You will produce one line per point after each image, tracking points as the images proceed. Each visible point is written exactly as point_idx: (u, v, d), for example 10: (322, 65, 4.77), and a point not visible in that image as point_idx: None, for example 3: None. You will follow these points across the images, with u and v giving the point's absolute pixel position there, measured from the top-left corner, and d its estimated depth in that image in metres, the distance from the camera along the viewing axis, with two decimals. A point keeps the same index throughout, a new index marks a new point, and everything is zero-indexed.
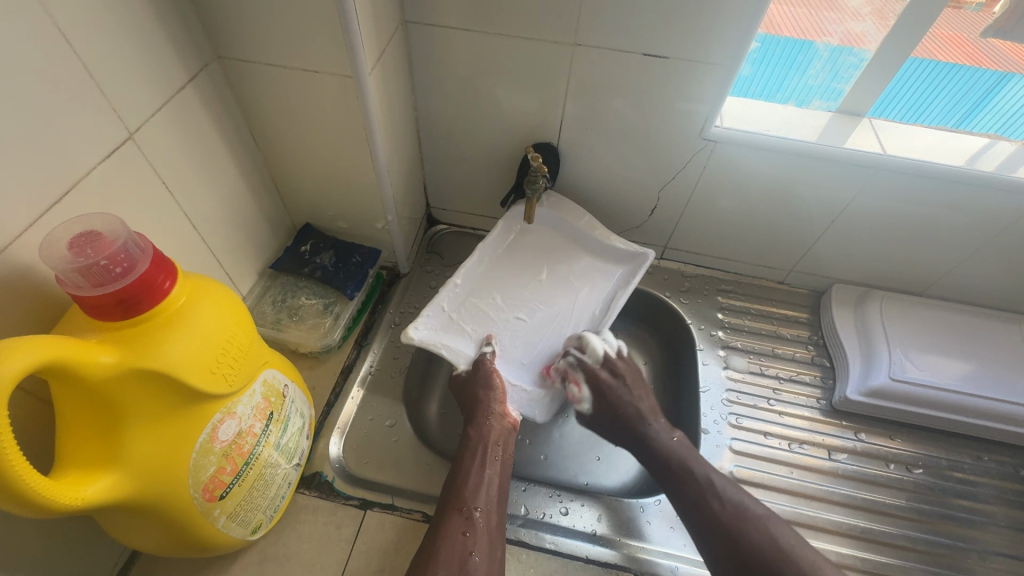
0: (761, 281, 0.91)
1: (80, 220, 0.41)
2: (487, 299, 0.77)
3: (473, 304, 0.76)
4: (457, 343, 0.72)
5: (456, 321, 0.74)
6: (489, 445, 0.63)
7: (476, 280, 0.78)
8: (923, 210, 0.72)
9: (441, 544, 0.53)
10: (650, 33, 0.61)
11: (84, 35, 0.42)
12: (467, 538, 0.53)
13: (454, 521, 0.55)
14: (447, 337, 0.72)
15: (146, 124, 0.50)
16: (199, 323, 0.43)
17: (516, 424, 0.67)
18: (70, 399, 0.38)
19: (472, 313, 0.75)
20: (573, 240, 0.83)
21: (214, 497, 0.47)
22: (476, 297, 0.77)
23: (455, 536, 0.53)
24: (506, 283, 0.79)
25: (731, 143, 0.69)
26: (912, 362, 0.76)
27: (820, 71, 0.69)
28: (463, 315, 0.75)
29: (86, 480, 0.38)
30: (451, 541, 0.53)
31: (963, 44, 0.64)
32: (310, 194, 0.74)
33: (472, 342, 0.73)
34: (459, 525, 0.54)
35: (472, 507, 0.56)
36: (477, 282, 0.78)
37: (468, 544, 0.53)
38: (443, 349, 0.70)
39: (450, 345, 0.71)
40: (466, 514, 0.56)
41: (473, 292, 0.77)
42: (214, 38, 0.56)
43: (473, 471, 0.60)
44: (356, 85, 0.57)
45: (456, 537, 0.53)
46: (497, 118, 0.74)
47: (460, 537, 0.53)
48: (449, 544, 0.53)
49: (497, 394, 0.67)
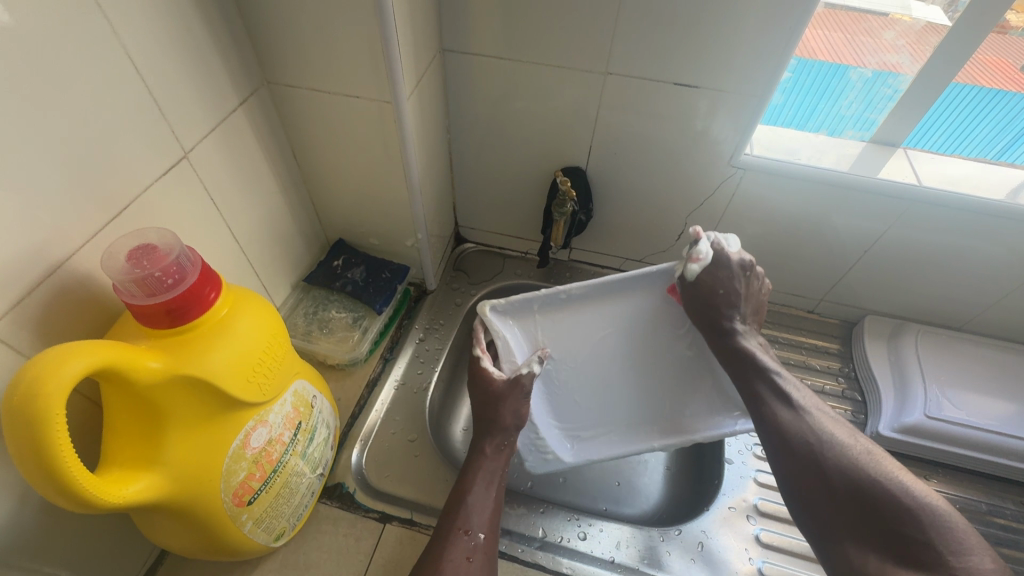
0: (791, 309, 0.89)
1: (136, 234, 0.43)
2: (583, 327, 0.67)
3: (564, 320, 0.66)
4: (514, 344, 0.65)
5: (535, 325, 0.66)
6: (497, 467, 0.61)
7: (586, 301, 0.66)
8: (962, 242, 0.70)
9: (444, 565, 0.51)
10: (680, 62, 0.62)
11: (149, 63, 0.46)
12: (469, 563, 0.52)
13: (459, 544, 0.53)
14: (512, 332, 0.65)
15: (199, 145, 0.54)
16: (239, 334, 0.45)
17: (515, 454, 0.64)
18: (119, 401, 0.40)
19: (555, 329, 0.66)
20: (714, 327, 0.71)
21: (243, 503, 0.49)
22: (571, 315, 0.66)
23: (459, 560, 0.52)
24: (590, 326, 0.67)
25: (760, 171, 0.69)
26: (950, 400, 0.74)
27: (854, 102, 0.69)
28: (548, 324, 0.66)
29: (128, 480, 0.40)
30: (454, 565, 0.52)
31: (1009, 70, 0.62)
32: (345, 211, 0.76)
33: (526, 353, 0.65)
34: (463, 547, 0.53)
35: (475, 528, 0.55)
36: (599, 291, 0.65)
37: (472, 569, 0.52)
38: (500, 343, 0.64)
39: (510, 344, 0.64)
40: (471, 537, 0.54)
41: (575, 311, 0.66)
42: (264, 65, 0.59)
43: (478, 493, 0.58)
44: (394, 110, 0.60)
45: (460, 561, 0.52)
46: (527, 143, 0.76)
47: (464, 561, 0.52)
48: (450, 568, 0.51)
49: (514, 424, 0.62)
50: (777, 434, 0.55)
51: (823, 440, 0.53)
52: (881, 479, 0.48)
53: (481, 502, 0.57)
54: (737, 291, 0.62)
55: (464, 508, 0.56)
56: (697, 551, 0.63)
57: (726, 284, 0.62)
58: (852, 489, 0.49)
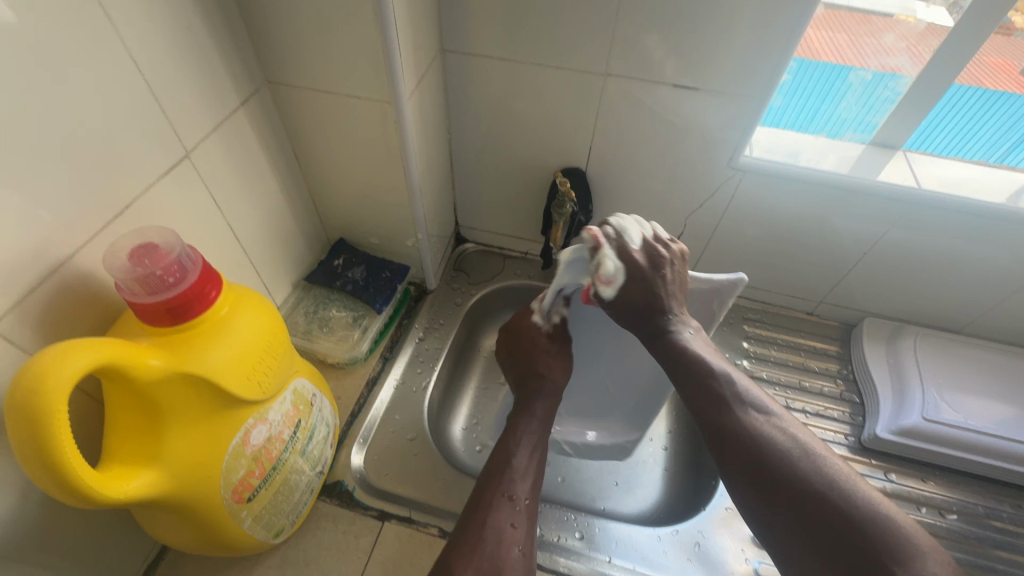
0: (790, 311, 0.89)
1: (138, 233, 0.44)
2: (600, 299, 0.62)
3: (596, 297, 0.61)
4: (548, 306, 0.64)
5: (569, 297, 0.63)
6: (537, 428, 0.60)
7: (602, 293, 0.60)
8: (961, 245, 0.70)
9: (488, 527, 0.49)
10: (678, 64, 0.62)
11: (151, 62, 0.47)
12: (515, 529, 0.50)
13: (502, 509, 0.51)
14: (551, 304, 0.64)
15: (200, 144, 0.54)
16: (238, 333, 0.45)
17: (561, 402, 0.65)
18: (119, 397, 0.41)
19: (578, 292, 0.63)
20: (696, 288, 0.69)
21: (243, 499, 0.49)
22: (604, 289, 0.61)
23: (503, 527, 0.50)
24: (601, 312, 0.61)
25: (759, 173, 0.70)
26: (947, 403, 0.74)
27: (853, 104, 0.70)
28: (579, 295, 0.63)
29: (128, 476, 0.40)
30: (499, 526, 0.49)
31: (1012, 71, 0.62)
32: (346, 210, 0.77)
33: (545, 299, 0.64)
34: (508, 512, 0.51)
35: (518, 493, 0.53)
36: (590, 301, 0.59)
37: (514, 537, 0.49)
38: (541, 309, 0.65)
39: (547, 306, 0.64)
40: (514, 502, 0.52)
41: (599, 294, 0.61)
42: (266, 65, 0.60)
43: (520, 451, 0.57)
44: (394, 110, 0.60)
45: (504, 528, 0.50)
46: (527, 143, 0.77)
47: (510, 525, 0.50)
48: (492, 536, 0.49)
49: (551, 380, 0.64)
50: (726, 455, 0.49)
51: (778, 456, 0.47)
52: (833, 493, 0.44)
53: (524, 466, 0.56)
54: (662, 292, 0.54)
55: (507, 472, 0.54)
56: (694, 551, 0.63)
57: (652, 289, 0.54)
58: (802, 508, 0.44)
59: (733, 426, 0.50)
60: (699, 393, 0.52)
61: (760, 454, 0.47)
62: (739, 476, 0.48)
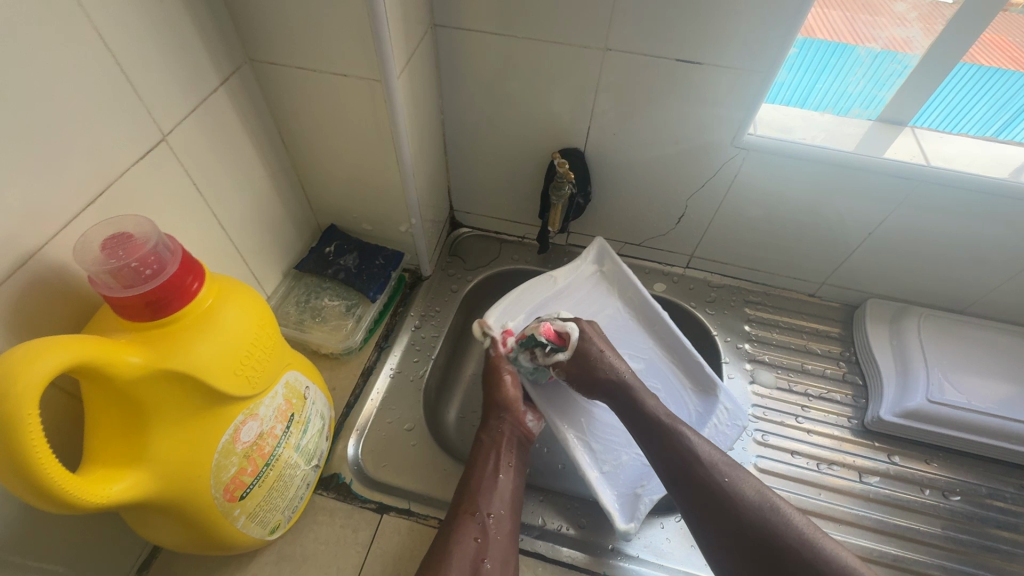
0: (792, 293, 0.88)
1: (112, 223, 0.41)
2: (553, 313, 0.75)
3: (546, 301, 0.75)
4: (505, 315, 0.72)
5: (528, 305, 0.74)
6: (507, 448, 0.63)
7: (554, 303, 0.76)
8: (969, 225, 0.68)
9: (452, 548, 0.53)
10: (682, 38, 0.59)
11: (123, 41, 0.44)
12: (478, 544, 0.54)
13: (468, 526, 0.55)
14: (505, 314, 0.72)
15: (178, 127, 0.51)
16: (223, 326, 0.43)
17: (533, 434, 0.66)
18: (98, 397, 0.39)
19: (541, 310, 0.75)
20: (701, 392, 0.71)
21: (235, 498, 0.48)
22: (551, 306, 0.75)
23: (467, 541, 0.53)
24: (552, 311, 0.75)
25: (764, 151, 0.67)
26: (951, 384, 0.73)
27: (860, 79, 0.66)
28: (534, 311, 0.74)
29: (110, 479, 0.39)
30: (463, 546, 0.53)
31: (1008, 48, 0.60)
32: (336, 196, 0.74)
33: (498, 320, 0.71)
34: (471, 530, 0.54)
35: (485, 512, 0.56)
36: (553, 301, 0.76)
37: (480, 551, 0.53)
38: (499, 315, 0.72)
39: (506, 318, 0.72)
40: (479, 519, 0.55)
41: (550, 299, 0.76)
42: (246, 41, 0.56)
43: (487, 472, 0.60)
44: (384, 89, 0.57)
45: (469, 543, 0.53)
46: (523, 123, 0.74)
47: (472, 543, 0.53)
48: (459, 551, 0.53)
49: (510, 398, 0.65)
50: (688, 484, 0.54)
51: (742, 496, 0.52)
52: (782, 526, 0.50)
53: (488, 483, 0.59)
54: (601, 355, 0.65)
55: (473, 491, 0.58)
56: None
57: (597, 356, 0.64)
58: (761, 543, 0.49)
59: (704, 489, 0.53)
60: (661, 463, 0.56)
61: (732, 513, 0.51)
62: (716, 538, 0.52)
